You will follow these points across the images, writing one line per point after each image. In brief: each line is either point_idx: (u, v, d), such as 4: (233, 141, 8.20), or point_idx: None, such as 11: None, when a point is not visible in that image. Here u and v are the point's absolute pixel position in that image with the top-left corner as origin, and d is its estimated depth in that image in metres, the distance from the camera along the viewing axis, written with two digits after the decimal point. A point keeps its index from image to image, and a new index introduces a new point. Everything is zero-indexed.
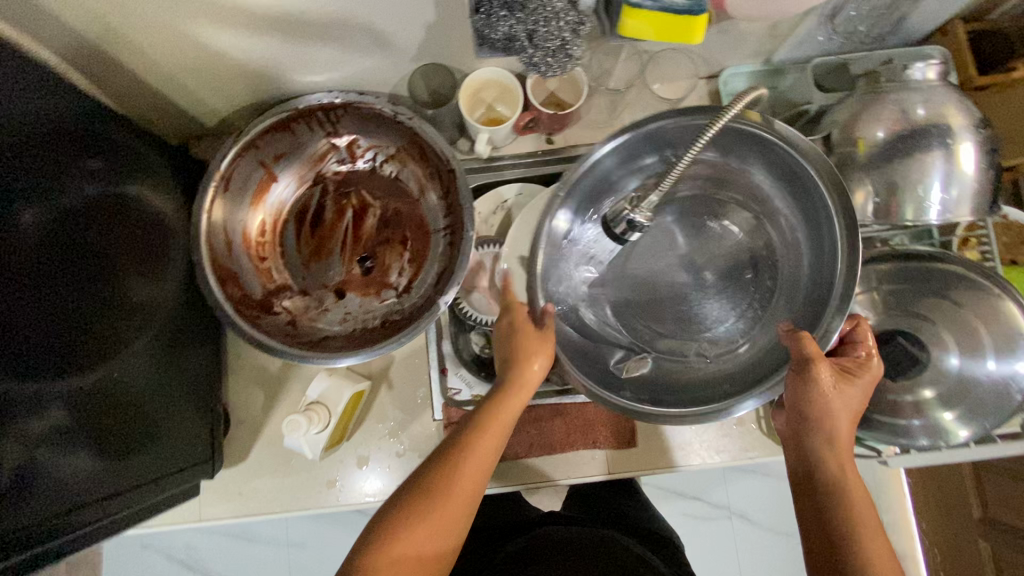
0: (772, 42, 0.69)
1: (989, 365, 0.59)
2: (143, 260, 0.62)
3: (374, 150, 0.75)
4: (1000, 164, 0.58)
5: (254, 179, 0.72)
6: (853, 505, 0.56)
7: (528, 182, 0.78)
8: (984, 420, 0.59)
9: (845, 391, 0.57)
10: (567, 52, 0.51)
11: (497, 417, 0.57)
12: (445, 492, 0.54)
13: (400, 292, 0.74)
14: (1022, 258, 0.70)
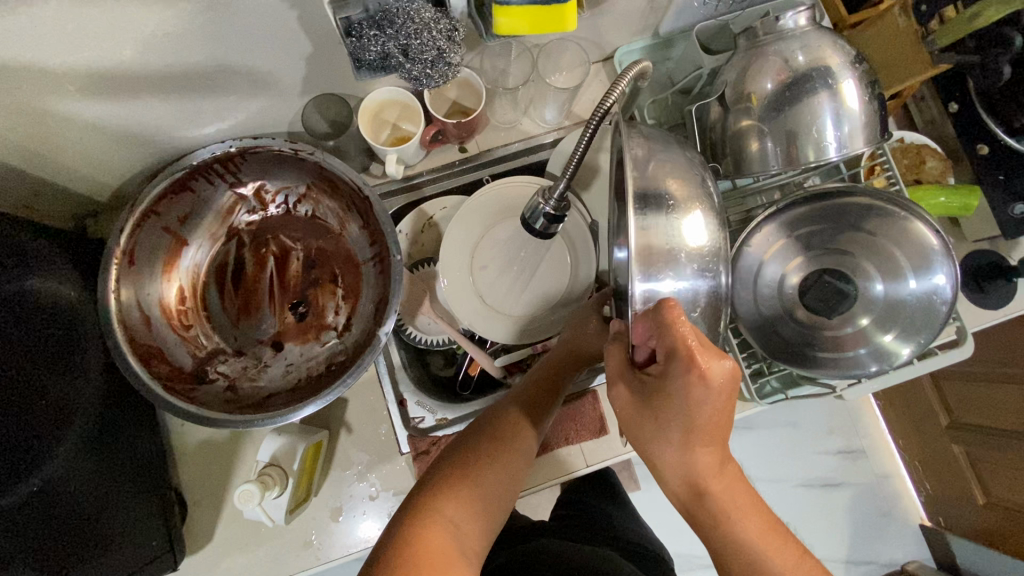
0: (654, 15, 0.70)
1: (911, 284, 0.62)
2: (54, 357, 0.57)
3: (284, 192, 0.73)
4: (882, 93, 0.61)
5: (162, 247, 0.68)
6: (728, 529, 0.50)
7: (450, 195, 0.78)
8: (919, 336, 0.61)
9: (653, 422, 0.49)
10: (446, 60, 0.50)
11: (533, 391, 0.63)
12: (466, 468, 0.56)
13: (340, 332, 0.71)
14: (924, 176, 0.73)
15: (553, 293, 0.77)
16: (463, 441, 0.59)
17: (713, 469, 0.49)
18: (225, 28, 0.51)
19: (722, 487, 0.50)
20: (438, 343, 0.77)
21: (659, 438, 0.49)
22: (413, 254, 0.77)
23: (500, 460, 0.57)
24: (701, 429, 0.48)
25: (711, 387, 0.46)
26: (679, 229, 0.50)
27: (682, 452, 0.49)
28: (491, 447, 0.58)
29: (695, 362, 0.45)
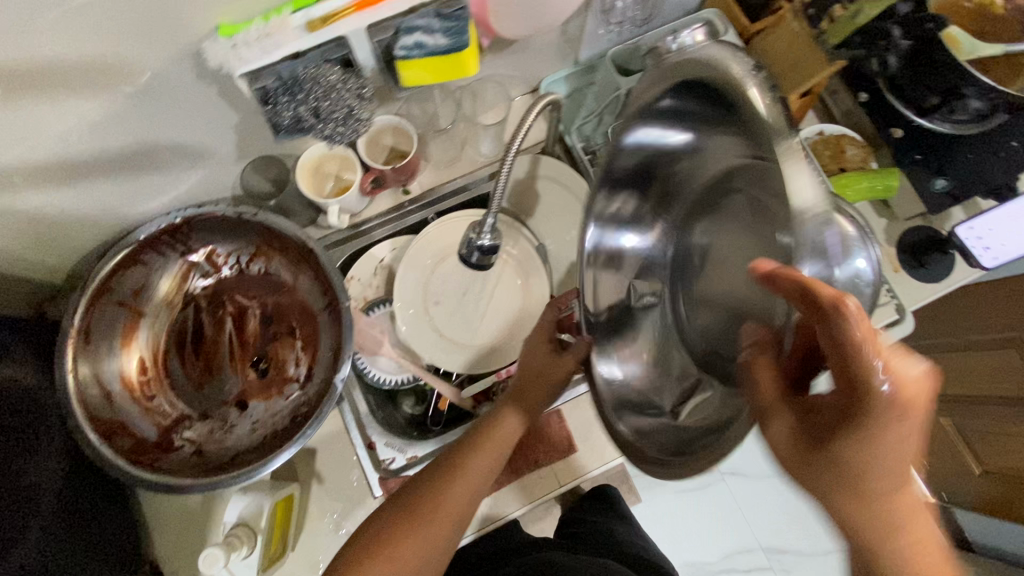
0: (569, 45, 0.74)
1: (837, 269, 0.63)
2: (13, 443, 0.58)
3: (234, 254, 0.74)
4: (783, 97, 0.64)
5: (119, 322, 0.70)
6: None
7: (398, 237, 0.80)
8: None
9: (854, 449, 0.37)
10: (356, 116, 0.56)
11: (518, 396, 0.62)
12: (444, 479, 0.56)
13: (302, 383, 0.72)
14: (847, 165, 0.76)
15: (509, 318, 0.78)
16: (429, 471, 0.57)
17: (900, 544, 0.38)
18: (150, 109, 0.54)
19: (927, 541, 0.39)
20: (402, 382, 0.78)
21: (828, 481, 0.39)
22: (368, 297, 0.78)
23: (480, 465, 0.57)
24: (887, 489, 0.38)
25: (898, 435, 0.37)
26: None
27: (874, 518, 0.38)
28: (472, 454, 0.57)
29: (887, 372, 0.36)
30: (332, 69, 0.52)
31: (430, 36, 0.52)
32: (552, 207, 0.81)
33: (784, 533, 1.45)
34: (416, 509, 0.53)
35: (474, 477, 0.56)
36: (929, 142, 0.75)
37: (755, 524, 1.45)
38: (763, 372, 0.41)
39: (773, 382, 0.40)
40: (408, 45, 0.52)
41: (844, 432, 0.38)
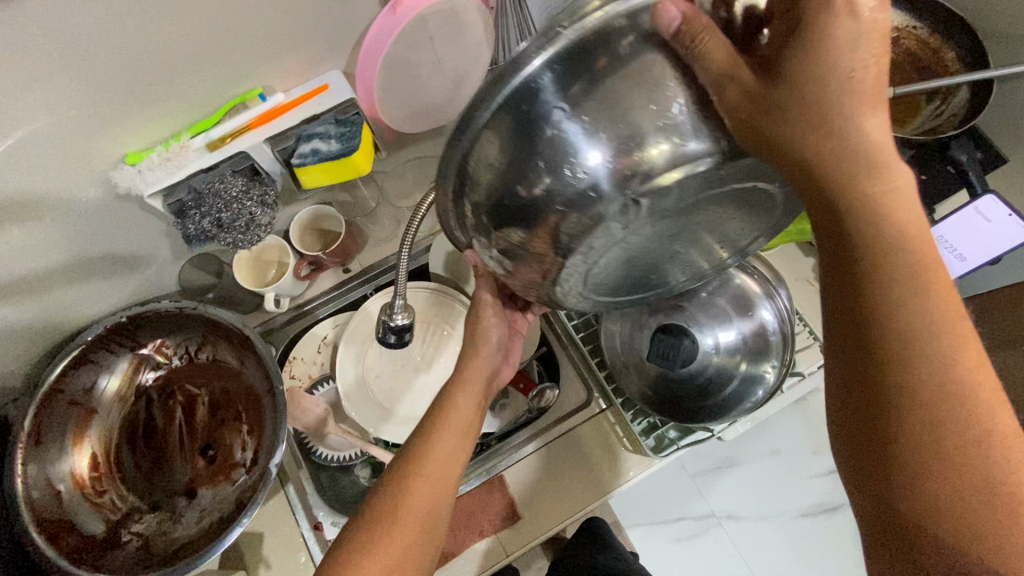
0: None
1: (743, 327, 0.68)
2: None
3: (182, 345, 0.78)
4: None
5: (71, 421, 0.73)
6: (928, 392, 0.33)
7: (340, 314, 0.83)
8: (767, 363, 0.67)
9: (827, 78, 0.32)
10: (257, 223, 0.58)
11: (464, 382, 0.62)
12: (413, 469, 0.55)
13: (247, 467, 0.74)
14: None
15: None
16: (397, 458, 0.57)
17: (899, 188, 0.33)
18: (80, 230, 0.58)
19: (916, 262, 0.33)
20: (349, 457, 0.79)
21: (828, 141, 0.33)
22: (313, 375, 0.81)
23: (442, 454, 0.56)
24: (880, 137, 0.33)
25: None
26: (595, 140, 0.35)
27: (859, 135, 0.33)
28: (433, 440, 0.57)
29: None
30: (235, 180, 0.55)
31: (325, 142, 0.57)
32: None
33: None
34: (398, 477, 0.54)
35: (443, 449, 0.56)
36: None
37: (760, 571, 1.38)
38: (714, 40, 0.33)
39: (725, 49, 0.33)
40: (305, 151, 0.56)
41: (796, 40, 0.32)
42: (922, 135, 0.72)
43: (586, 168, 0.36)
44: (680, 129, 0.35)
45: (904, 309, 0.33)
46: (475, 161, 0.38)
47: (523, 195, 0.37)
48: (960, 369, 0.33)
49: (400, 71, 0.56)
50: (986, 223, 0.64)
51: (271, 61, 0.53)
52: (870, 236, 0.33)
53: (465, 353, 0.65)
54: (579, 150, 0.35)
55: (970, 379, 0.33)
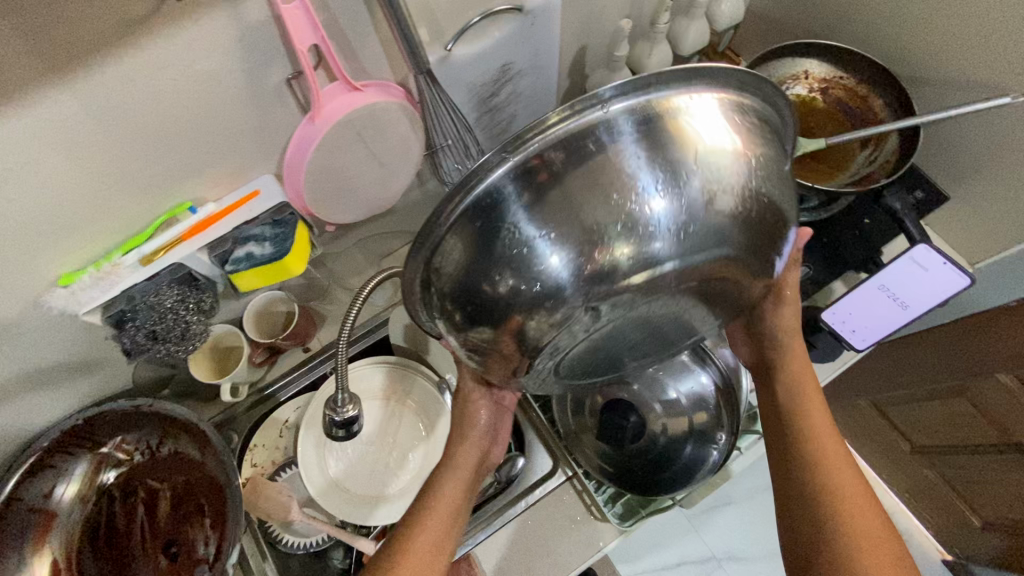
0: (436, 197, 0.81)
1: (683, 396, 0.71)
2: None
3: (142, 440, 0.77)
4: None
5: (30, 530, 0.72)
6: (842, 505, 0.52)
7: (301, 395, 0.82)
8: (716, 432, 0.70)
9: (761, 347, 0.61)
10: (192, 331, 0.62)
11: (465, 441, 0.64)
12: (418, 521, 0.57)
13: (211, 563, 0.73)
14: None
15: (414, 461, 0.80)
16: (400, 520, 0.58)
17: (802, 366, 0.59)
18: (23, 349, 0.58)
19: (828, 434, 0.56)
20: (317, 542, 0.77)
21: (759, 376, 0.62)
22: (276, 460, 0.80)
23: (444, 506, 0.58)
24: (794, 367, 0.59)
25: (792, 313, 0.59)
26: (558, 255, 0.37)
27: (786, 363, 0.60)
28: (437, 495, 0.59)
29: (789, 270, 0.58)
30: (171, 290, 0.57)
31: (260, 245, 0.59)
32: None
33: None
34: (404, 529, 0.57)
35: (428, 539, 0.56)
36: None
37: None
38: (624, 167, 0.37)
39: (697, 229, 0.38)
40: (240, 256, 0.58)
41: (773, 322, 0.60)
42: (853, 184, 0.74)
43: (558, 278, 0.37)
44: (641, 227, 0.37)
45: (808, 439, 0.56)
46: (443, 269, 0.41)
47: (490, 299, 0.39)
48: (852, 511, 0.52)
49: (328, 173, 0.58)
50: (923, 271, 0.68)
51: (200, 174, 0.54)
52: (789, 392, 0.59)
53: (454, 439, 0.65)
54: (540, 252, 0.37)
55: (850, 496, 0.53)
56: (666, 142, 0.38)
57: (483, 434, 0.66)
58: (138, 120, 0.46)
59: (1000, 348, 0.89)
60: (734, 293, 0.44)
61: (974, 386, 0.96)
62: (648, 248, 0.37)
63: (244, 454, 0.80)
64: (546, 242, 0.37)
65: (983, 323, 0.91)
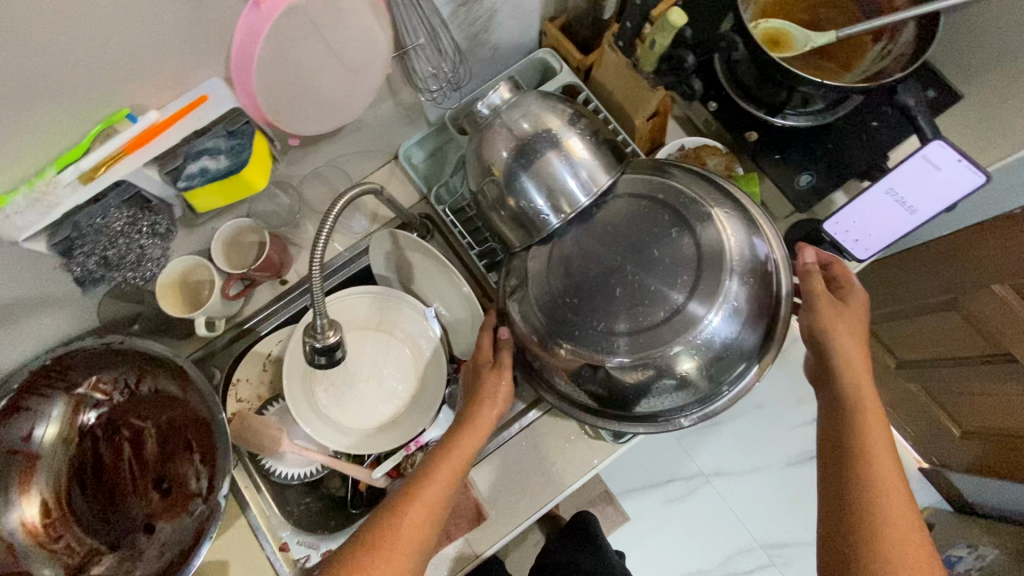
0: (411, 112, 0.75)
1: (713, 319, 0.59)
2: None
3: (121, 379, 0.74)
4: (608, 137, 0.63)
5: (13, 472, 0.70)
6: (880, 490, 0.54)
7: (283, 328, 0.79)
8: (747, 354, 0.62)
9: (840, 312, 0.62)
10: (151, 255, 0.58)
11: (477, 417, 0.62)
12: (428, 473, 0.59)
13: (203, 497, 0.72)
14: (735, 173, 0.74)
15: (404, 388, 0.78)
16: (414, 470, 0.60)
17: (857, 346, 0.61)
18: None
19: (879, 429, 0.57)
20: (312, 473, 0.77)
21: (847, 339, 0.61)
22: (262, 395, 0.78)
23: (452, 464, 0.59)
24: (854, 363, 0.60)
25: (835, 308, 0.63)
26: (563, 180, 0.60)
27: (841, 351, 0.61)
28: (449, 452, 0.60)
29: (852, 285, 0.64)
30: (120, 212, 0.52)
31: (214, 158, 0.53)
32: (425, 270, 0.78)
33: (780, 527, 1.32)
34: (415, 480, 0.59)
35: (432, 493, 0.58)
36: (785, 139, 0.73)
37: (752, 522, 1.33)
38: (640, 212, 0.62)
39: (639, 250, 0.61)
40: (193, 172, 0.53)
41: (843, 309, 0.63)
42: (865, 82, 0.69)
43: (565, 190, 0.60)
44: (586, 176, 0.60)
45: (867, 469, 0.55)
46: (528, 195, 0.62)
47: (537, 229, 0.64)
48: (887, 493, 0.54)
49: (285, 73, 0.51)
50: (935, 171, 0.64)
51: (136, 78, 0.48)
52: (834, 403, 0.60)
53: (470, 397, 0.65)
54: (574, 193, 0.60)
55: (909, 501, 0.54)
56: (696, 206, 0.62)
57: (485, 435, 0.62)
58: (43, 8, 0.39)
59: (997, 259, 0.86)
60: (639, 308, 0.59)
61: (968, 299, 0.94)
62: (587, 175, 0.60)
63: (228, 389, 0.78)
64: (567, 173, 0.60)
65: (981, 234, 0.88)
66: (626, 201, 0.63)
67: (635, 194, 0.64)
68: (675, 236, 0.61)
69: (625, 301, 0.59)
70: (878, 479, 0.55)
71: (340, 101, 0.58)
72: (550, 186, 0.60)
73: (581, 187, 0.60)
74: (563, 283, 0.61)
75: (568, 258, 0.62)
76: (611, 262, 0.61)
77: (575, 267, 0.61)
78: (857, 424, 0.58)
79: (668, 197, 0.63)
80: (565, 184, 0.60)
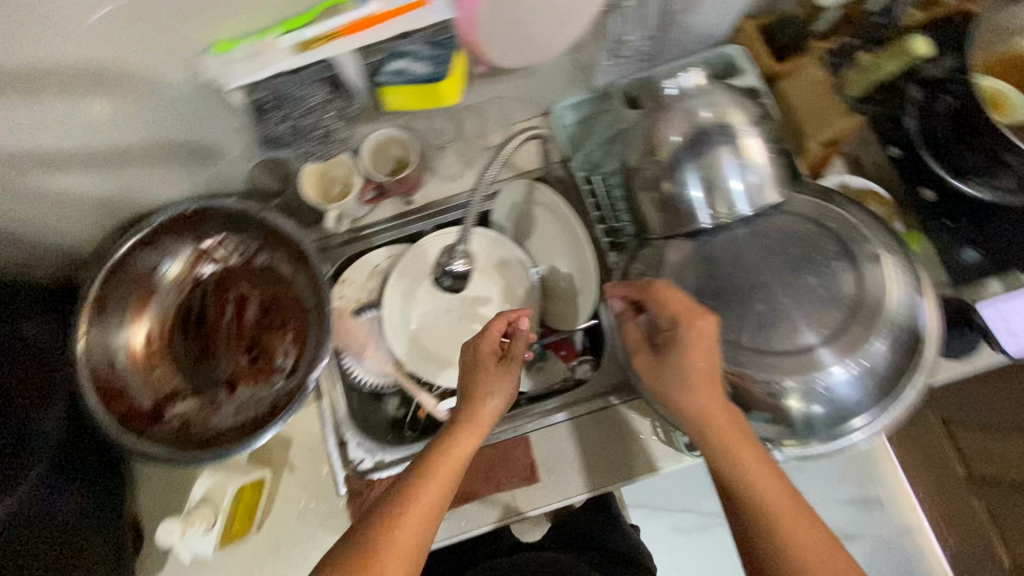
0: (582, 73, 0.74)
1: (836, 369, 0.56)
2: (35, 392, 0.63)
3: (243, 245, 0.79)
4: (786, 149, 0.61)
5: (133, 298, 0.76)
6: (770, 506, 0.54)
7: (396, 245, 0.82)
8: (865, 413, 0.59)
9: (680, 363, 0.56)
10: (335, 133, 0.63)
11: (476, 412, 0.61)
12: (428, 475, 0.57)
13: (286, 374, 0.77)
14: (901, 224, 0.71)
15: None
16: (407, 471, 0.58)
17: (712, 392, 0.56)
18: None
19: (749, 446, 0.56)
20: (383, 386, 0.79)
21: (702, 395, 0.56)
22: (360, 299, 0.81)
23: (451, 463, 0.58)
24: (707, 413, 0.56)
25: (689, 346, 0.56)
26: (729, 184, 0.58)
27: (691, 398, 0.56)
28: (447, 453, 0.58)
29: (693, 322, 0.55)
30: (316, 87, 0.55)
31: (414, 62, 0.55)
32: (547, 231, 0.79)
33: None
34: (412, 483, 0.57)
35: (428, 497, 0.56)
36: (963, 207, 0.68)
37: None
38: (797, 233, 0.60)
39: (792, 271, 0.58)
40: (392, 71, 0.56)
41: (677, 348, 0.56)
42: None
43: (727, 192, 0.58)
44: (755, 182, 0.58)
45: (756, 487, 0.55)
46: None
47: None
48: (778, 510, 0.54)
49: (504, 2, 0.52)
50: None
51: None
52: (709, 451, 0.56)
53: (464, 395, 0.63)
54: (738, 201, 0.58)
55: (797, 509, 0.55)
56: (864, 245, 0.60)
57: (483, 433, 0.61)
58: None
59: None
60: (772, 329, 0.57)
61: None
62: (755, 183, 0.58)
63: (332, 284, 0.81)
64: (736, 175, 0.58)
65: None
66: (790, 218, 0.61)
67: (802, 215, 0.62)
68: (838, 270, 0.58)
69: (760, 318, 0.57)
70: (760, 491, 0.55)
71: (538, 42, 0.58)
72: (714, 186, 0.58)
73: (746, 194, 0.58)
74: (699, 282, 0.60)
75: (712, 258, 0.60)
76: (756, 273, 0.58)
77: (717, 269, 0.60)
78: (742, 454, 0.55)
79: (837, 229, 0.61)
80: (729, 186, 0.58)
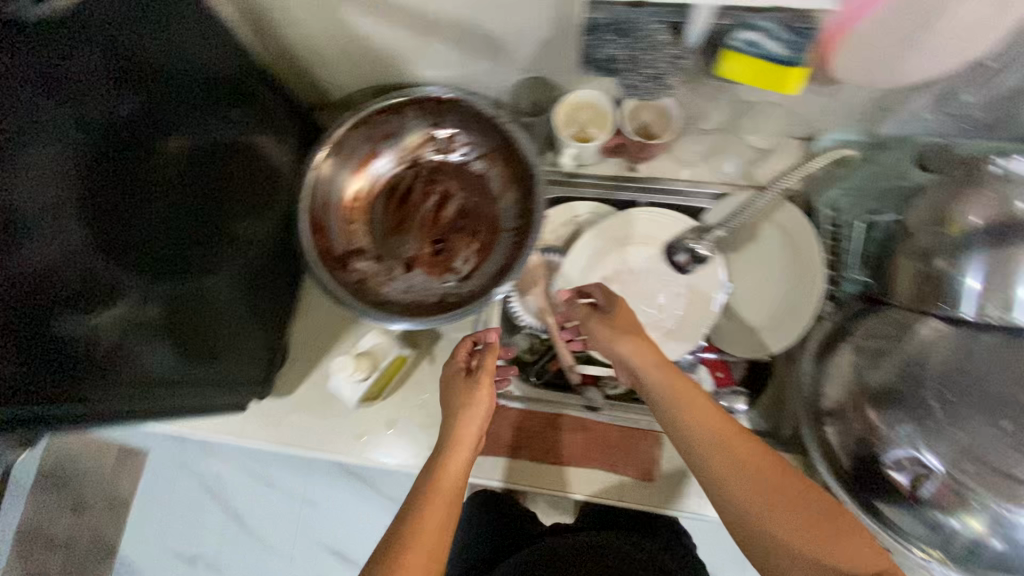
0: (877, 115, 0.70)
1: None
2: (245, 202, 0.69)
3: (469, 146, 0.81)
4: None
5: (361, 153, 0.80)
6: (736, 486, 0.54)
7: (601, 204, 0.82)
8: None
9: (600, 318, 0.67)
10: (660, 80, 0.60)
11: (465, 418, 0.64)
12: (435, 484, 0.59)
13: (460, 278, 0.80)
14: None
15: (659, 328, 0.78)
16: (417, 482, 0.61)
17: (641, 351, 0.63)
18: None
19: (714, 422, 0.56)
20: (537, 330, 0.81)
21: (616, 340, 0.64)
22: (548, 239, 0.82)
23: (451, 474, 0.61)
24: (654, 376, 0.61)
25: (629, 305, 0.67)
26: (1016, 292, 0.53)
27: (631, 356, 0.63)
28: (446, 463, 0.61)
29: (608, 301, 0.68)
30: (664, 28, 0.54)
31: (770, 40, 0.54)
32: (764, 254, 0.76)
33: None
34: (421, 489, 0.59)
35: (439, 505, 0.58)
36: None
37: None
38: None
39: None
40: (742, 41, 0.55)
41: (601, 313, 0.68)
42: None
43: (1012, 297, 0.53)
44: None
45: (717, 459, 0.55)
46: None
47: None
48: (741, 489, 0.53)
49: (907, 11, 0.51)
50: None
51: None
52: (664, 416, 0.60)
53: (448, 413, 0.65)
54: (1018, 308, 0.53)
55: (777, 497, 0.52)
56: None
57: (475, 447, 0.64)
58: None
59: None
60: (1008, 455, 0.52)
61: None
62: None
63: None
64: None
65: None
66: None
67: None
68: None
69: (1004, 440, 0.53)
70: (721, 465, 0.55)
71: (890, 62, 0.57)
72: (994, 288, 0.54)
73: None
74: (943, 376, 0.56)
75: (969, 357, 0.55)
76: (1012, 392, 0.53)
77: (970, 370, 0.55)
78: (679, 422, 0.58)
79: None
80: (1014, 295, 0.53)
